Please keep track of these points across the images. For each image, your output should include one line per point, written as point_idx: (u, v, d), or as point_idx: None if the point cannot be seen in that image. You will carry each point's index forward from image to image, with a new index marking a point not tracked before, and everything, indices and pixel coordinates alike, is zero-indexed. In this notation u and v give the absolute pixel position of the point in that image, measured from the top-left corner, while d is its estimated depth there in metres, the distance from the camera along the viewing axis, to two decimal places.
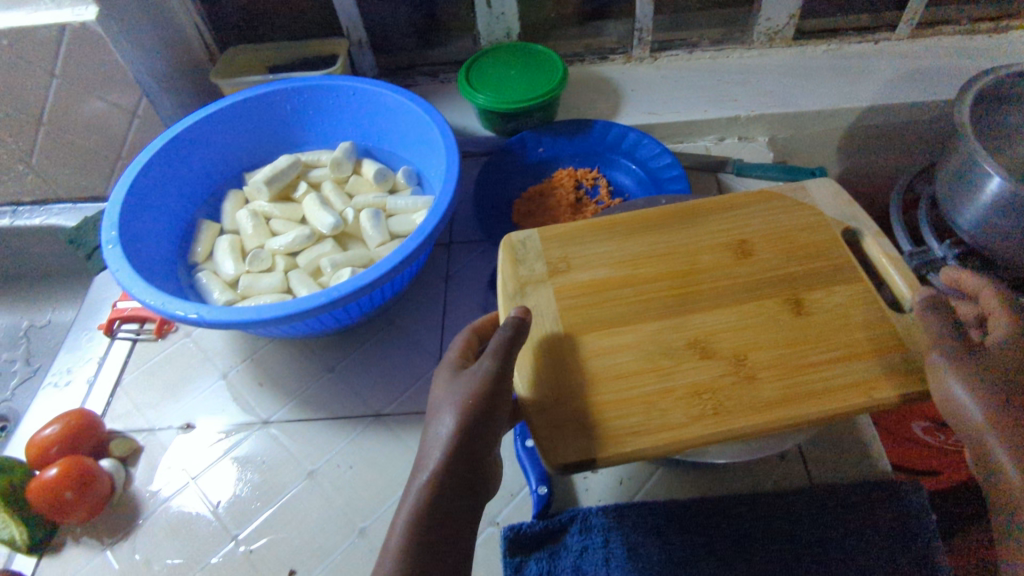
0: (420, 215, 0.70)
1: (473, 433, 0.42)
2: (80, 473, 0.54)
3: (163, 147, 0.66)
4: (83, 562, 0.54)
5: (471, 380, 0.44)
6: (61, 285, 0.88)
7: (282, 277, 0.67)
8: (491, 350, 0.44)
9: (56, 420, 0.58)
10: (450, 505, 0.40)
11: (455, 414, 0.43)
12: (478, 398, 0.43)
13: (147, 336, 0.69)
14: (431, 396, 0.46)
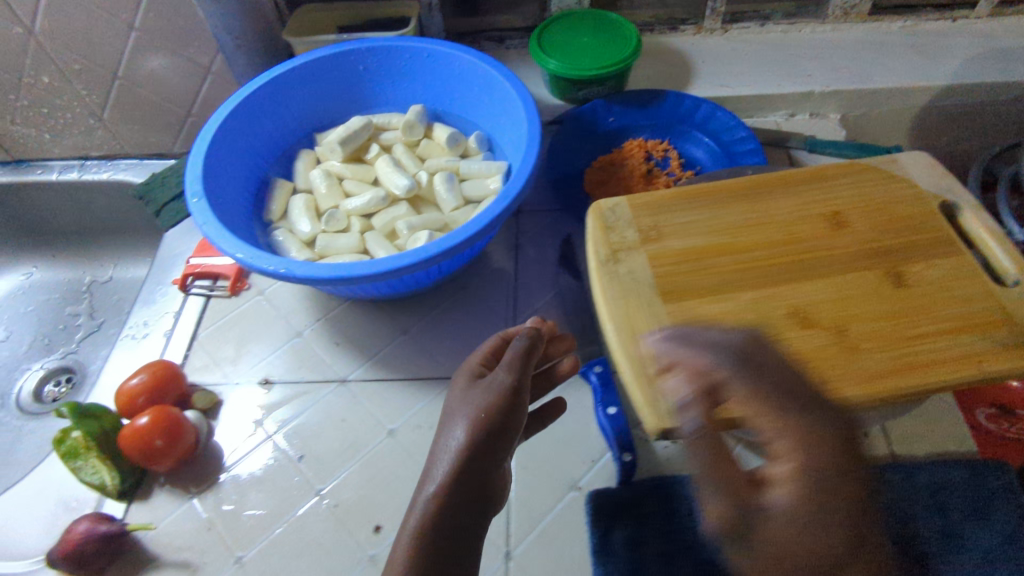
0: (494, 180, 0.70)
1: (488, 447, 0.39)
2: (169, 422, 0.55)
3: (240, 104, 0.66)
4: (172, 509, 0.55)
5: (483, 391, 0.42)
6: (123, 243, 0.89)
7: (358, 237, 0.67)
8: (508, 364, 0.43)
9: (142, 370, 0.59)
10: (452, 528, 0.36)
11: (468, 425, 0.40)
12: (494, 410, 0.40)
13: (221, 293, 0.69)
14: (444, 407, 0.43)
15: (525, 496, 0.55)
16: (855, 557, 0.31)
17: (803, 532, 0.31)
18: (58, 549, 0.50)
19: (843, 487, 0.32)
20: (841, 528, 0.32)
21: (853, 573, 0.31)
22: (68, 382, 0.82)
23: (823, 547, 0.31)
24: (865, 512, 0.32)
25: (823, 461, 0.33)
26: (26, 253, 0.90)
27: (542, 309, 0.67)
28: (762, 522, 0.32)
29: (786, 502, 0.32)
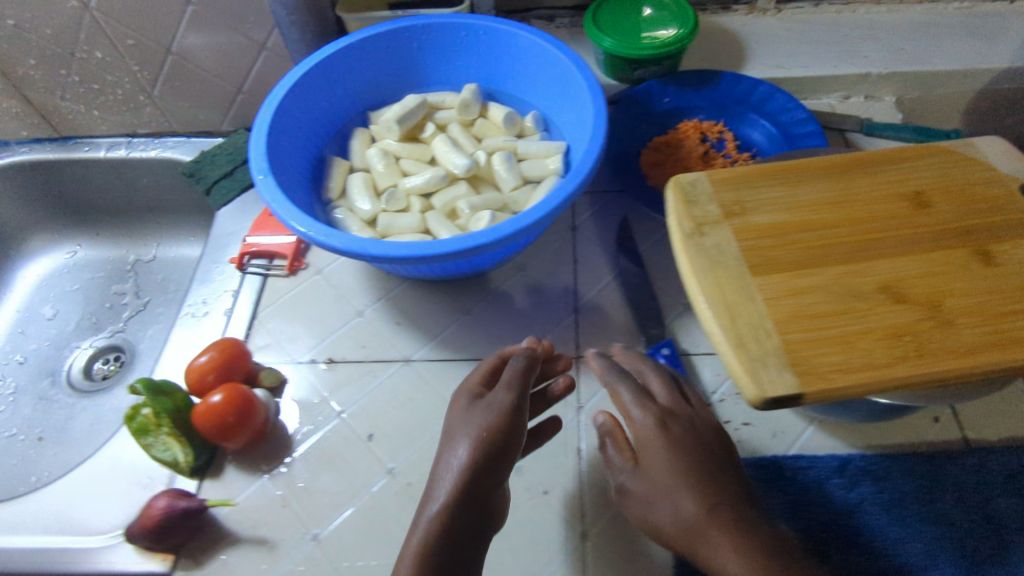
0: (554, 160, 0.69)
1: (489, 462, 0.46)
2: (242, 401, 0.55)
3: (299, 80, 0.65)
4: (245, 486, 0.56)
5: (484, 411, 0.48)
6: (168, 221, 0.88)
7: (419, 216, 0.66)
8: (506, 385, 0.49)
9: (210, 348, 0.59)
10: (453, 540, 0.44)
11: (469, 445, 0.47)
12: (497, 429, 0.47)
13: (278, 272, 0.69)
14: (449, 425, 0.50)
15: (597, 477, 0.55)
16: (702, 528, 0.46)
17: (658, 501, 0.48)
18: (139, 526, 0.51)
19: (673, 467, 0.49)
20: (684, 493, 0.48)
21: (703, 541, 0.45)
22: (117, 360, 0.82)
23: (677, 518, 0.47)
24: (696, 481, 0.48)
25: (657, 448, 0.50)
26: (69, 230, 0.90)
27: (603, 291, 0.67)
28: (648, 494, 0.49)
29: (652, 481, 0.49)
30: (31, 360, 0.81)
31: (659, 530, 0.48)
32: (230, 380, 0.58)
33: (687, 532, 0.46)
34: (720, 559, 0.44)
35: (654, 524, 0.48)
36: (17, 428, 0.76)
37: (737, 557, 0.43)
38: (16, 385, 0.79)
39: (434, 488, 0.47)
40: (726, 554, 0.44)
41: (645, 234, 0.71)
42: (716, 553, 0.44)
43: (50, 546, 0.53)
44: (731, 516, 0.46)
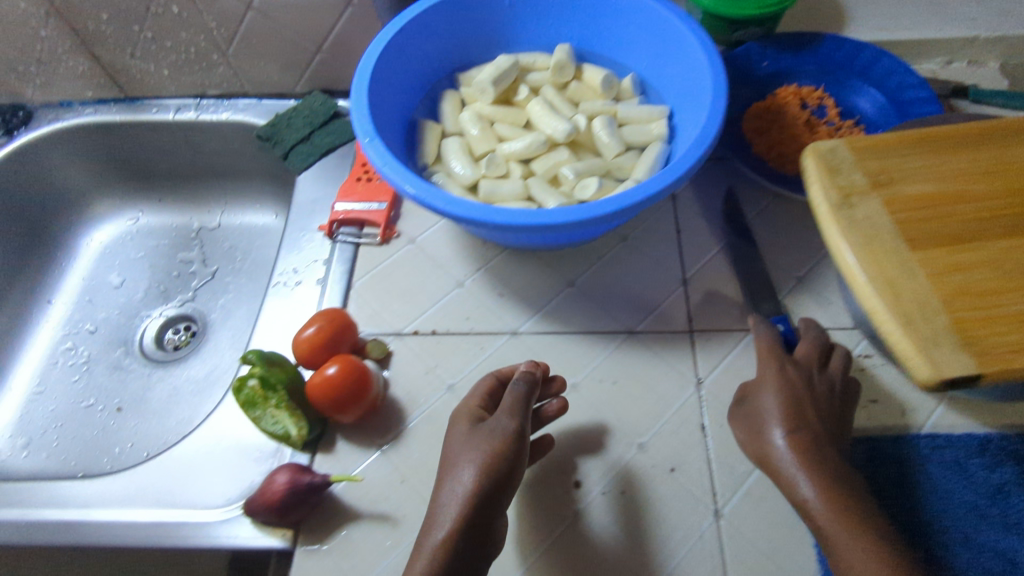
0: (658, 125, 0.66)
1: (491, 491, 0.45)
2: (356, 372, 0.53)
3: (394, 38, 0.61)
4: (359, 459, 0.54)
5: (483, 437, 0.48)
6: (235, 187, 0.85)
7: (522, 183, 0.64)
8: (505, 411, 0.49)
9: (315, 319, 0.57)
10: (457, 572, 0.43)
11: (475, 470, 0.46)
12: (500, 457, 0.46)
13: (370, 240, 0.66)
14: (449, 450, 0.49)
15: (724, 455, 0.53)
16: (792, 453, 0.49)
17: (760, 427, 0.51)
18: (259, 502, 0.49)
19: (785, 405, 0.51)
20: (787, 424, 0.50)
21: (788, 464, 0.49)
22: (188, 331, 0.80)
23: (775, 439, 0.50)
24: (801, 418, 0.51)
25: (778, 387, 0.52)
26: (132, 196, 0.87)
27: (710, 263, 0.64)
28: (757, 416, 0.52)
29: (764, 410, 0.52)
30: (101, 329, 0.79)
31: (757, 447, 0.51)
32: (338, 352, 0.56)
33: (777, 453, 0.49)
34: (801, 481, 0.48)
35: (752, 443, 0.51)
36: (94, 397, 0.74)
37: (816, 484, 0.47)
38: (88, 355, 0.77)
39: (436, 513, 0.46)
40: (806, 479, 0.47)
41: (749, 204, 0.68)
42: (802, 475, 0.48)
43: (162, 520, 0.52)
44: (823, 450, 0.49)
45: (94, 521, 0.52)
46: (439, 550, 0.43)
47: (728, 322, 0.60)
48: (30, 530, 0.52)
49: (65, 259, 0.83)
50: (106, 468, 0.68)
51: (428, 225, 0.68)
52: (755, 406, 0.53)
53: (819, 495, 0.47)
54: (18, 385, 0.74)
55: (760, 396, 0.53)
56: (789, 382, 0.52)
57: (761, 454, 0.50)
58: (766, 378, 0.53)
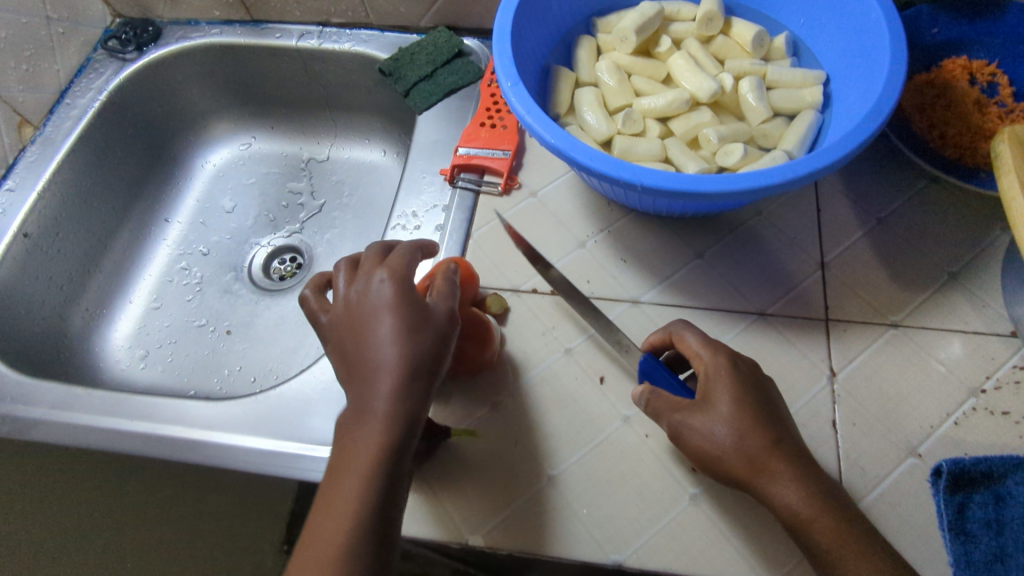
0: (813, 90, 0.61)
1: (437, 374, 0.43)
2: (479, 329, 0.53)
3: None
4: (470, 412, 0.54)
5: (433, 315, 0.44)
6: (347, 122, 0.84)
7: (659, 143, 0.60)
8: (445, 297, 0.46)
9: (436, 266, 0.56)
10: (399, 451, 0.40)
11: (419, 348, 0.42)
12: (442, 343, 0.43)
13: (491, 190, 0.64)
14: (370, 317, 0.43)
15: (856, 455, 0.50)
16: (766, 459, 0.43)
17: (719, 438, 0.44)
18: None
19: (738, 409, 0.45)
20: (749, 432, 0.44)
21: (765, 472, 0.43)
22: (294, 262, 0.81)
23: (747, 450, 0.44)
24: (760, 419, 0.45)
25: (728, 388, 0.46)
26: (246, 121, 0.87)
27: (853, 248, 0.59)
28: (708, 423, 0.45)
29: (717, 418, 0.45)
30: (214, 252, 0.81)
31: (720, 461, 0.44)
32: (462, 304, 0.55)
33: (752, 463, 0.44)
34: (785, 492, 0.43)
35: (708, 456, 0.45)
36: (205, 318, 0.76)
37: (801, 492, 0.43)
38: (201, 276, 0.79)
39: (376, 380, 0.41)
40: (788, 488, 0.43)
41: (899, 187, 0.62)
42: (785, 486, 0.43)
43: (283, 450, 0.53)
44: (792, 453, 0.44)
45: (220, 443, 0.54)
46: (384, 429, 0.40)
47: (869, 313, 0.56)
48: (160, 445, 0.54)
49: (183, 179, 0.84)
50: (217, 389, 0.71)
51: (550, 179, 0.65)
52: (701, 415, 0.46)
53: (807, 505, 0.42)
54: (137, 299, 0.77)
55: (709, 399, 0.46)
56: (732, 380, 0.46)
57: (728, 467, 0.44)
58: (708, 373, 0.47)
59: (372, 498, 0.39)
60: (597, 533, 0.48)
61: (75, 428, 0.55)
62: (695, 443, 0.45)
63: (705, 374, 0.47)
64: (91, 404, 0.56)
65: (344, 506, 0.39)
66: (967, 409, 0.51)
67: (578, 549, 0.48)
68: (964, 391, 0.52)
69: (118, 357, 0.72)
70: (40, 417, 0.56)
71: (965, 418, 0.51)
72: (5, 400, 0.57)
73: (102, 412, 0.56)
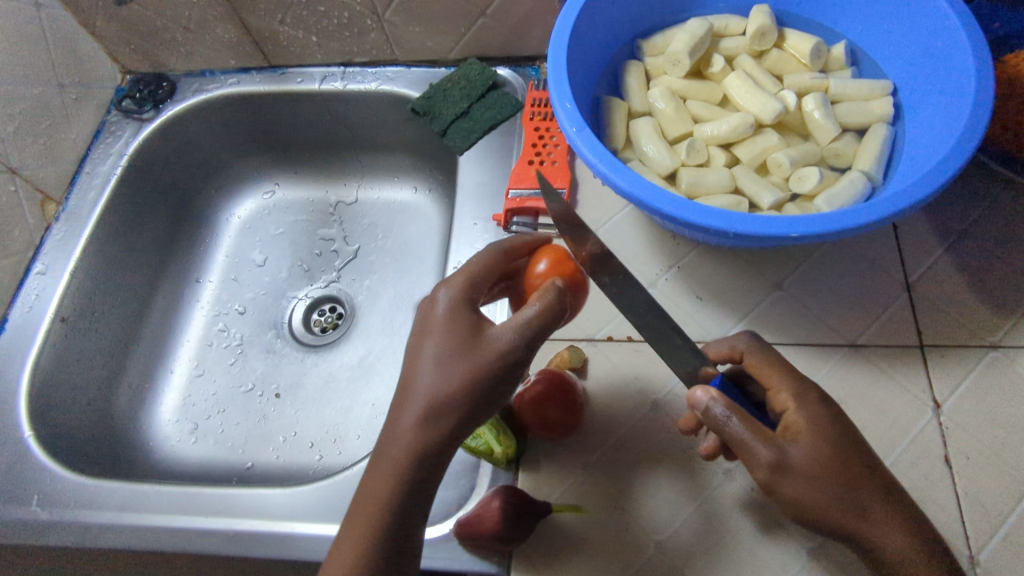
0: (882, 102, 0.57)
1: (472, 408, 0.41)
2: (566, 391, 0.51)
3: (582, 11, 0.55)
4: (563, 478, 0.52)
5: (480, 343, 0.41)
6: (376, 161, 0.81)
7: (727, 172, 0.57)
8: (522, 316, 0.41)
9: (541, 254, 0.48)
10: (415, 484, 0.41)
11: (454, 390, 0.40)
12: (482, 389, 0.41)
13: (549, 232, 0.61)
14: (425, 340, 0.42)
15: (975, 492, 0.49)
16: (867, 512, 0.40)
17: (824, 482, 0.40)
18: (479, 527, 0.48)
19: (837, 452, 0.42)
20: (850, 481, 0.41)
21: (868, 525, 0.40)
22: (335, 312, 0.78)
23: (848, 500, 0.40)
24: (859, 466, 0.42)
25: (823, 429, 0.42)
26: (268, 168, 0.83)
27: (936, 266, 0.57)
28: (804, 475, 0.41)
29: (815, 463, 0.41)
30: (250, 310, 0.78)
31: (825, 507, 0.40)
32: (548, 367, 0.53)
33: (853, 517, 0.40)
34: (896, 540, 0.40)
35: (809, 501, 0.40)
36: (251, 382, 0.73)
37: (904, 543, 0.40)
38: (241, 337, 0.76)
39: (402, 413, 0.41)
40: (892, 540, 0.40)
41: (975, 195, 0.60)
42: (896, 535, 0.40)
43: None
44: (896, 502, 0.41)
45: (304, 534, 0.51)
46: (399, 467, 0.40)
47: (964, 336, 0.54)
48: (242, 542, 0.51)
49: (210, 235, 0.81)
50: (274, 458, 0.68)
51: (609, 215, 0.62)
52: (798, 453, 0.41)
53: (914, 557, 0.40)
54: (178, 367, 0.73)
55: (799, 446, 0.42)
56: (824, 418, 0.43)
57: (833, 514, 0.40)
58: (798, 410, 0.43)
59: (380, 536, 0.40)
60: None
61: (148, 530, 0.53)
62: (794, 485, 0.40)
63: (792, 407, 0.44)
64: (160, 502, 0.54)
65: (356, 535, 0.40)
66: None
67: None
68: None
69: (166, 432, 0.69)
70: (108, 521, 0.54)
71: None
72: (70, 505, 0.55)
73: (173, 510, 0.53)
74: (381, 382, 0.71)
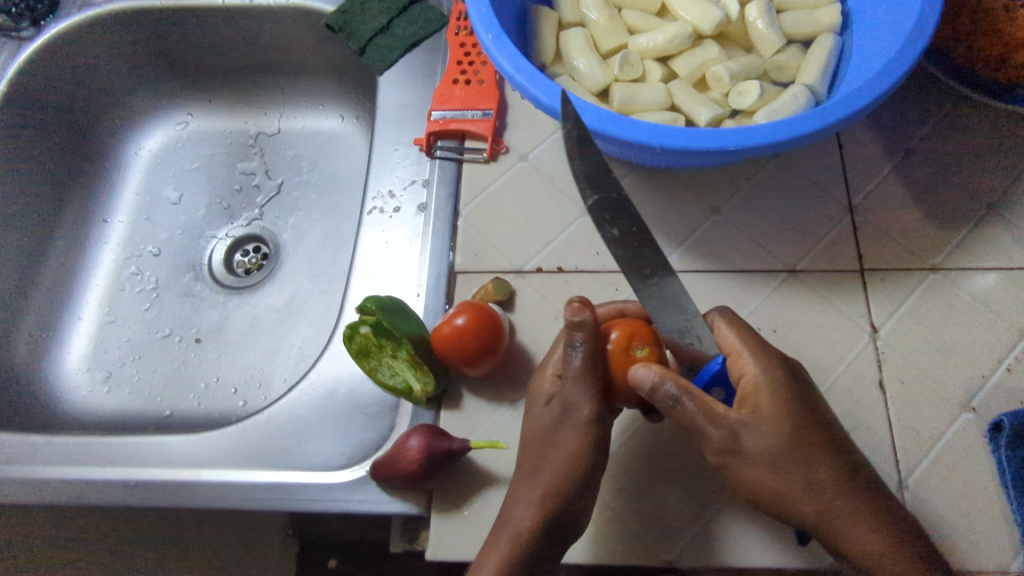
0: (830, 10, 0.53)
1: (563, 483, 0.43)
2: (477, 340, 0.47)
3: None
4: (488, 417, 0.49)
5: (547, 414, 0.45)
6: (297, 88, 0.75)
7: (664, 88, 0.53)
8: (574, 380, 0.43)
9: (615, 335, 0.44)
10: (534, 566, 0.43)
11: (546, 461, 0.44)
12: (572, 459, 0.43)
13: (475, 157, 0.57)
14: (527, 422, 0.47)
15: (908, 417, 0.48)
16: (834, 500, 0.41)
17: (779, 464, 0.41)
18: (396, 469, 0.45)
19: (795, 431, 0.41)
20: (814, 467, 0.41)
21: (837, 515, 0.40)
22: (259, 253, 0.73)
23: (813, 487, 0.40)
24: (824, 450, 0.41)
25: (780, 402, 0.41)
26: (180, 96, 0.77)
27: (881, 186, 0.55)
28: (768, 464, 0.40)
29: (774, 446, 0.40)
30: (165, 252, 0.72)
31: (779, 490, 0.41)
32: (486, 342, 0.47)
33: (818, 504, 0.40)
34: (857, 531, 0.40)
35: (765, 483, 0.41)
36: (168, 328, 0.68)
37: (875, 535, 0.40)
38: (156, 280, 0.70)
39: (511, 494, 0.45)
40: (862, 531, 0.40)
41: (925, 110, 0.57)
42: (855, 525, 0.40)
43: (281, 483, 0.48)
44: (862, 487, 0.41)
45: (208, 482, 0.48)
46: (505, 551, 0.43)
47: (906, 259, 0.52)
48: (142, 491, 0.48)
49: (116, 171, 0.74)
50: (195, 406, 0.64)
51: (540, 138, 0.58)
52: (750, 432, 0.41)
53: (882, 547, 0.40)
54: (86, 314, 0.68)
55: (765, 429, 0.41)
56: (782, 389, 0.42)
57: (789, 498, 0.41)
58: (759, 380, 0.41)
59: None
60: (641, 532, 0.47)
61: (38, 484, 0.49)
62: (745, 466, 0.41)
63: (756, 377, 0.42)
64: (54, 454, 0.50)
65: None
66: (1019, 353, 0.49)
67: (634, 552, 0.47)
68: (1013, 334, 0.49)
69: (75, 383, 0.65)
70: None
71: (1017, 363, 0.49)
72: None
73: (68, 463, 0.50)
74: (308, 324, 0.67)
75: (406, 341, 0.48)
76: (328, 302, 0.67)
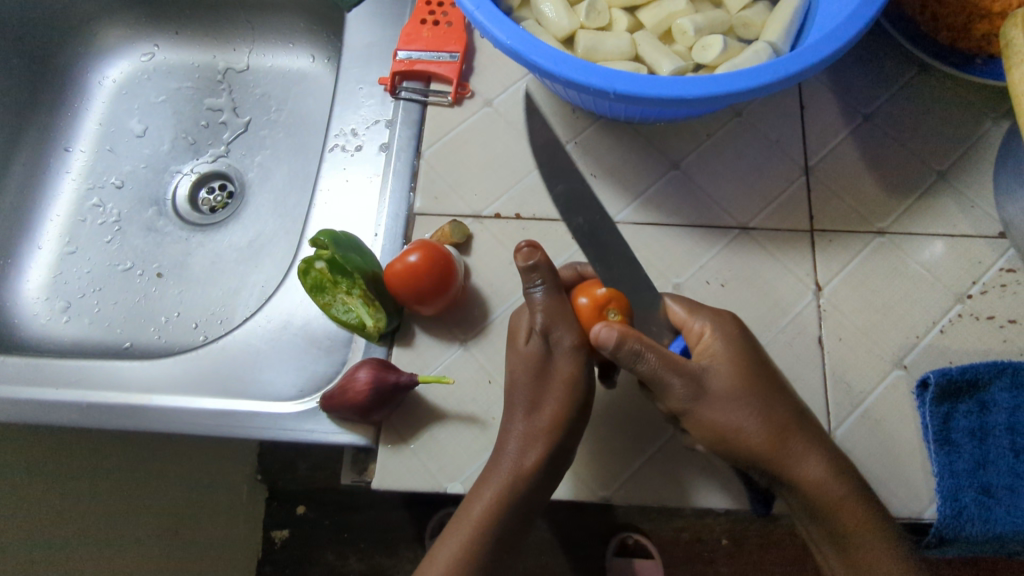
0: None
1: (564, 412, 0.45)
2: (432, 284, 0.47)
3: None
4: (439, 356, 0.50)
5: (533, 351, 0.46)
6: (266, 22, 0.73)
7: (629, 38, 0.53)
8: (546, 313, 0.45)
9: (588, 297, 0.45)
10: (534, 498, 0.45)
11: (543, 392, 0.45)
12: (568, 389, 0.45)
13: (439, 100, 0.57)
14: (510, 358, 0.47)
15: (843, 370, 0.50)
16: (785, 435, 0.43)
17: (736, 405, 0.43)
18: (343, 399, 0.46)
19: (745, 371, 0.44)
20: (766, 405, 0.44)
21: (789, 448, 0.43)
22: (225, 191, 0.72)
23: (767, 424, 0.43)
24: (775, 392, 0.44)
25: (733, 347, 0.44)
26: (144, 26, 0.75)
27: (838, 149, 0.56)
28: (724, 402, 0.43)
29: (729, 387, 0.44)
30: (129, 184, 0.71)
31: (736, 430, 0.43)
32: (439, 287, 0.48)
33: (772, 439, 0.43)
34: (806, 463, 0.43)
35: (723, 421, 0.43)
36: (131, 261, 0.68)
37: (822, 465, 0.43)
38: (118, 213, 0.70)
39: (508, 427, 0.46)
40: (811, 462, 0.43)
41: (888, 76, 0.58)
42: (805, 458, 0.43)
43: (232, 410, 0.49)
44: (809, 426, 0.44)
45: (159, 407, 0.49)
46: (504, 480, 0.44)
47: (855, 221, 0.53)
48: (94, 413, 0.49)
49: (80, 101, 0.73)
50: (155, 338, 0.64)
51: (506, 84, 0.58)
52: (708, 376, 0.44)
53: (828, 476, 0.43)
54: (46, 243, 0.68)
55: (720, 374, 0.44)
56: (733, 337, 0.45)
57: (747, 436, 0.43)
58: (711, 333, 0.45)
59: (484, 540, 0.44)
60: (578, 472, 0.48)
61: None
62: (708, 408, 0.43)
63: (711, 336, 0.45)
64: (6, 374, 0.51)
65: (456, 539, 0.44)
66: (953, 316, 0.51)
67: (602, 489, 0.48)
68: (949, 298, 0.51)
69: (34, 311, 0.65)
70: None
71: (950, 326, 0.50)
72: None
73: (20, 383, 0.50)
74: (271, 262, 0.66)
75: (359, 279, 0.48)
76: (291, 241, 0.67)
